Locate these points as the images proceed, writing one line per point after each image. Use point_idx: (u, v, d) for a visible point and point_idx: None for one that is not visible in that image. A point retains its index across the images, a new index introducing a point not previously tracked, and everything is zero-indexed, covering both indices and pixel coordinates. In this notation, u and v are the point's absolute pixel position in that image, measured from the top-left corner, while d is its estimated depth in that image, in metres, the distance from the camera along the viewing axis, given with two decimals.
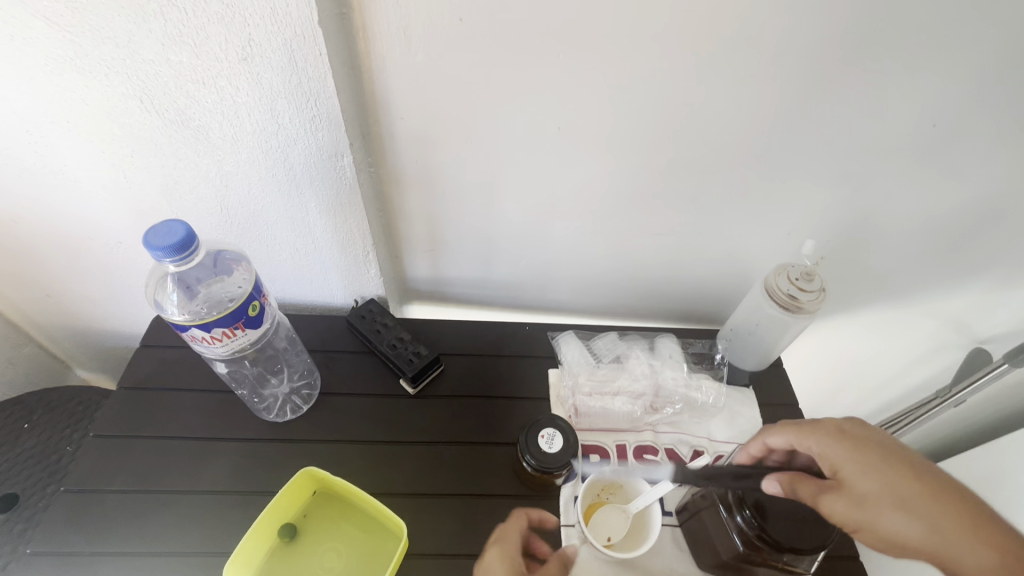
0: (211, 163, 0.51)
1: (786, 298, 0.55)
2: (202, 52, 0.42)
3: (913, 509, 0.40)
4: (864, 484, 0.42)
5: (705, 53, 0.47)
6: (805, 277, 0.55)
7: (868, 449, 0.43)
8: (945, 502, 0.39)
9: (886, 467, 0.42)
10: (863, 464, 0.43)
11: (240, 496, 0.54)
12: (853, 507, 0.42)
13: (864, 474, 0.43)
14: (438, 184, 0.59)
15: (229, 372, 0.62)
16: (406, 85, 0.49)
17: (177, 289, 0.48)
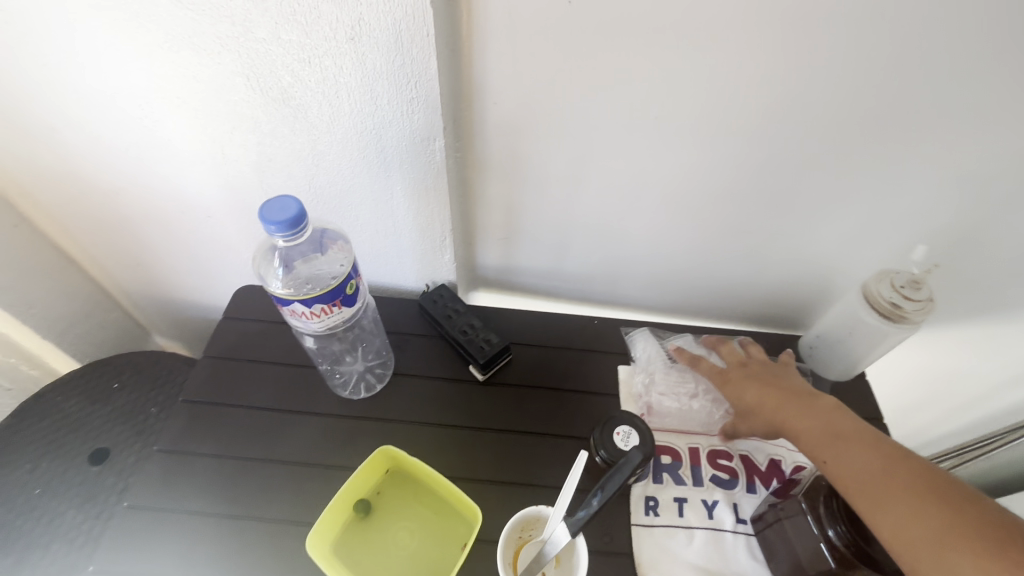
0: (305, 143, 0.52)
1: (888, 306, 0.52)
2: (313, 31, 0.42)
3: (771, 402, 0.55)
4: (744, 398, 0.57)
5: (824, 41, 0.44)
6: (912, 284, 0.51)
7: (730, 378, 0.59)
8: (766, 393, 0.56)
9: (756, 383, 0.57)
10: (742, 385, 0.58)
11: (316, 468, 0.56)
12: (742, 418, 0.57)
13: (744, 390, 0.57)
14: (521, 171, 0.58)
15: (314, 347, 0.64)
16: (504, 69, 0.48)
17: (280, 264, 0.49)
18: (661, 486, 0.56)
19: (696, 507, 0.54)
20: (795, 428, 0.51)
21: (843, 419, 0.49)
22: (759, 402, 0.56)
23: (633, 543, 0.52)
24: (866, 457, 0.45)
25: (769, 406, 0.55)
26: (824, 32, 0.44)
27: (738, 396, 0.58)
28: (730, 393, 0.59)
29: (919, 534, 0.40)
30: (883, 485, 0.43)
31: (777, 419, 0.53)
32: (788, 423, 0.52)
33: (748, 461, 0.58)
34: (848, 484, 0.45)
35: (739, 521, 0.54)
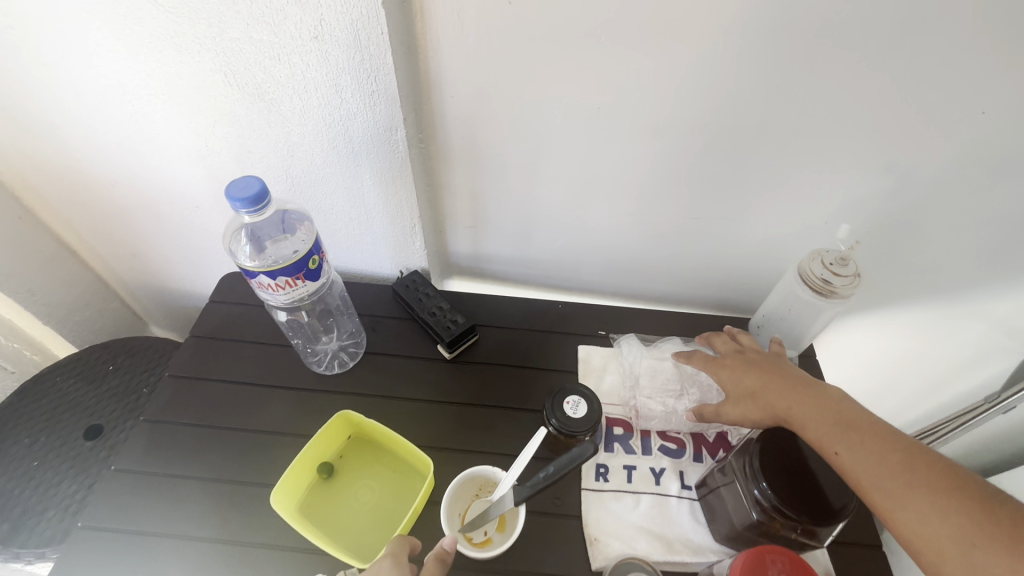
0: (280, 135, 0.57)
1: (820, 282, 0.55)
2: (280, 31, 0.47)
3: (774, 390, 0.54)
4: (743, 384, 0.57)
5: (745, 38, 0.48)
6: (839, 262, 0.55)
7: (731, 365, 0.59)
8: (768, 379, 0.55)
9: (756, 370, 0.57)
10: (741, 371, 0.58)
11: (290, 437, 0.60)
12: (736, 404, 0.56)
13: (742, 376, 0.57)
14: (481, 162, 0.62)
15: (287, 321, 0.69)
16: (457, 65, 0.52)
17: (248, 242, 0.54)
18: (611, 455, 0.59)
19: (643, 474, 0.58)
20: (799, 417, 0.51)
21: (849, 408, 0.49)
22: (761, 390, 0.55)
23: (582, 505, 0.55)
24: (878, 450, 0.45)
25: (772, 394, 0.54)
26: (746, 28, 0.48)
27: (736, 384, 0.57)
28: (726, 380, 0.58)
29: (937, 530, 0.40)
30: (899, 480, 0.43)
31: (778, 406, 0.53)
32: (792, 411, 0.51)
33: (696, 434, 0.61)
34: (860, 477, 0.44)
35: (683, 486, 0.57)
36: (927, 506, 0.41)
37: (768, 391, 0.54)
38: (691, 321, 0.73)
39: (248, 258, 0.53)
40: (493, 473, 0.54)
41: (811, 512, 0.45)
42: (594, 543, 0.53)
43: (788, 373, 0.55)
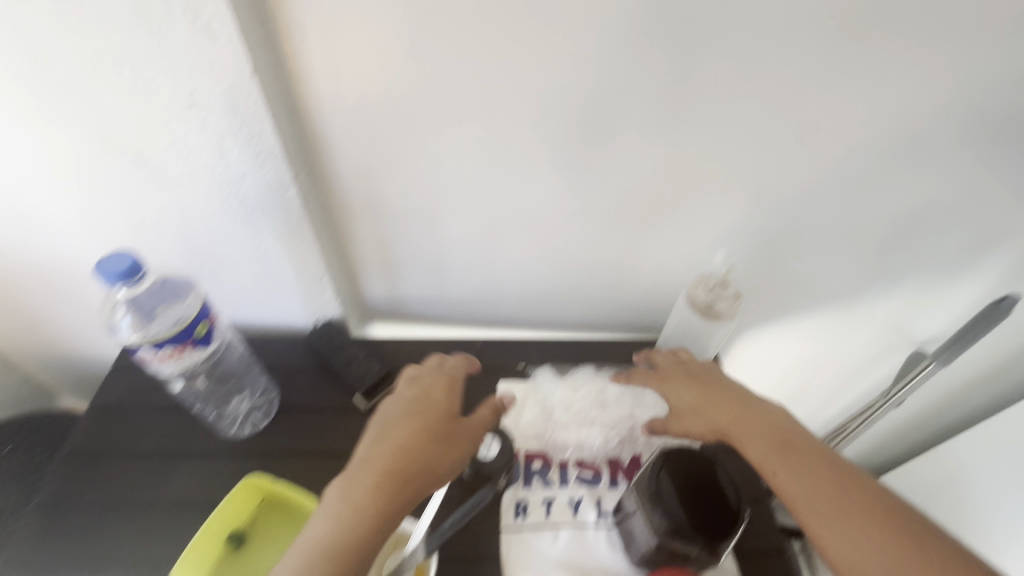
0: (170, 199, 0.56)
1: (705, 306, 0.60)
2: (155, 100, 0.47)
3: (715, 405, 0.55)
4: (685, 399, 0.57)
5: (608, 87, 0.52)
6: (720, 285, 0.59)
7: (673, 379, 0.60)
8: (712, 395, 0.56)
9: (697, 384, 0.58)
10: (683, 385, 0.59)
11: (200, 507, 0.57)
12: (682, 418, 0.57)
13: (684, 391, 0.58)
14: (383, 211, 0.63)
15: (183, 391, 0.65)
16: (342, 122, 0.54)
17: (128, 311, 0.50)
18: (530, 490, 0.60)
19: (562, 506, 0.59)
20: (741, 436, 0.52)
21: (789, 428, 0.51)
22: (702, 405, 0.56)
23: (502, 544, 0.56)
24: (820, 478, 0.46)
25: (714, 410, 0.55)
26: (607, 80, 0.52)
27: (682, 399, 0.58)
28: (673, 394, 0.59)
29: (872, 561, 0.42)
30: (836, 510, 0.44)
31: (721, 423, 0.54)
32: (735, 430, 0.52)
33: (612, 460, 0.63)
34: (801, 504, 0.46)
35: (600, 514, 0.58)
36: (862, 538, 0.43)
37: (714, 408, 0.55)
38: (607, 347, 0.75)
39: (133, 330, 0.49)
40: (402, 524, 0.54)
41: (708, 531, 0.48)
42: None
43: (729, 388, 0.56)
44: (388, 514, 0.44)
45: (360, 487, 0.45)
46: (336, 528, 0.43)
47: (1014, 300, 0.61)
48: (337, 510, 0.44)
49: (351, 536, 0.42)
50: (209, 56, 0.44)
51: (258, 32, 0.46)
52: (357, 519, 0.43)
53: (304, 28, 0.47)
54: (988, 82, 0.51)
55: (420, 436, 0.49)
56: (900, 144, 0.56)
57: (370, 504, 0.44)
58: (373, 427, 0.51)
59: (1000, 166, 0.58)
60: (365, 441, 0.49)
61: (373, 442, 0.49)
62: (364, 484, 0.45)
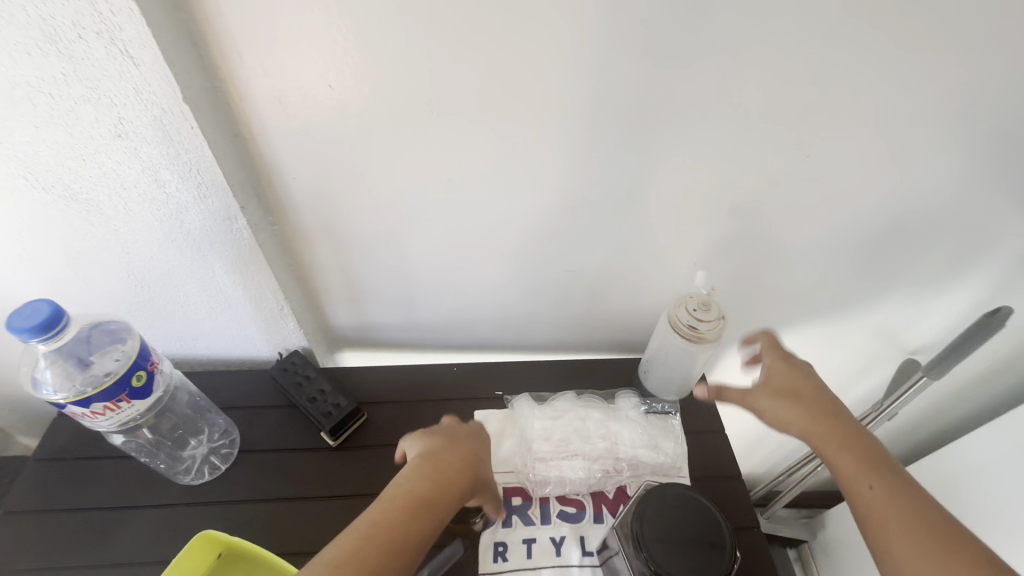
0: (109, 233, 0.52)
1: (688, 330, 0.57)
2: (77, 131, 0.43)
3: (818, 401, 0.52)
4: (787, 382, 0.54)
5: (575, 103, 0.49)
6: (701, 306, 0.58)
7: (786, 360, 0.57)
8: (818, 390, 0.53)
9: (809, 376, 0.55)
10: (792, 371, 0.55)
11: (153, 566, 0.53)
12: (772, 398, 0.54)
13: (790, 376, 0.55)
14: (344, 237, 0.60)
15: (125, 443, 0.61)
16: (292, 147, 0.50)
17: (51, 364, 0.45)
18: (509, 530, 0.56)
19: (544, 547, 0.55)
20: (839, 438, 0.49)
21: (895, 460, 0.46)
22: (807, 393, 0.53)
23: None
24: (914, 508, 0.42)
25: (817, 403, 0.51)
26: (573, 96, 0.48)
27: (779, 380, 0.55)
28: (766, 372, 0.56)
29: None
30: (927, 543, 0.40)
31: (821, 418, 0.50)
32: (833, 431, 0.49)
33: (595, 492, 0.60)
34: (889, 521, 0.42)
35: (584, 553, 0.55)
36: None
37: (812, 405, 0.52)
38: (588, 368, 0.72)
39: (60, 387, 0.44)
40: None
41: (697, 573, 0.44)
42: None
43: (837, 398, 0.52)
44: (444, 516, 0.45)
45: (432, 479, 0.46)
46: (410, 508, 0.44)
47: (1008, 311, 0.57)
48: (410, 490, 0.45)
49: (420, 519, 0.43)
50: (132, 83, 0.40)
51: (188, 54, 0.42)
52: (422, 505, 0.44)
53: (240, 49, 0.43)
54: (975, 90, 0.48)
55: (478, 457, 0.51)
56: (885, 156, 0.54)
57: (437, 497, 0.45)
58: (440, 433, 0.52)
59: (989, 176, 0.55)
60: (436, 441, 0.51)
61: (445, 445, 0.50)
62: (432, 475, 0.47)
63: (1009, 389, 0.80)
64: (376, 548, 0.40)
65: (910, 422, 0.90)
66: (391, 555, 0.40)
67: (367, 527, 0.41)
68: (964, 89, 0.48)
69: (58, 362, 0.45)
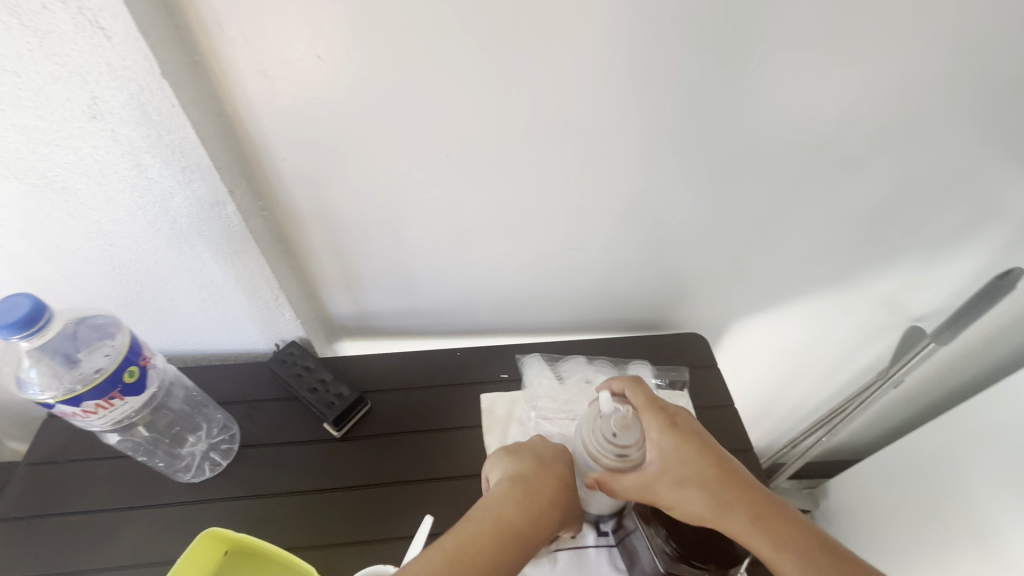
0: (90, 225, 0.49)
1: (620, 459, 0.46)
2: (48, 114, 0.40)
3: (674, 477, 0.45)
4: (660, 464, 0.46)
5: (577, 72, 0.47)
6: (621, 429, 0.46)
7: (667, 425, 0.47)
8: (695, 456, 0.46)
9: (690, 447, 0.46)
10: (674, 447, 0.46)
11: (158, 566, 0.52)
12: (674, 487, 0.45)
13: (663, 449, 0.46)
14: (339, 221, 0.57)
15: (122, 441, 0.59)
16: (280, 125, 0.48)
17: (37, 364, 0.42)
18: None
19: None
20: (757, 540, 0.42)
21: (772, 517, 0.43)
22: (674, 472, 0.45)
23: None
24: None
25: (687, 486, 0.45)
26: (576, 63, 0.46)
27: (667, 461, 0.46)
28: (657, 455, 0.46)
29: None
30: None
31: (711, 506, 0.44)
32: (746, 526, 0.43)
33: None
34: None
35: (599, 533, 0.54)
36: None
37: (704, 492, 0.44)
38: (594, 348, 0.70)
39: (47, 386, 0.42)
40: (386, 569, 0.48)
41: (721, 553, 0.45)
42: None
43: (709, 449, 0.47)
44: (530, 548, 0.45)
45: (521, 509, 0.46)
46: (499, 539, 0.44)
47: (1019, 273, 0.57)
48: (499, 517, 0.45)
49: (508, 551, 0.43)
50: (104, 58, 0.37)
51: (164, 26, 0.39)
52: (514, 538, 0.44)
53: (220, 19, 0.40)
54: (999, 45, 0.46)
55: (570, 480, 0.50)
56: (899, 118, 0.52)
57: (528, 528, 0.45)
58: (527, 456, 0.51)
59: (1002, 138, 0.54)
60: (527, 465, 0.50)
61: (535, 470, 0.49)
62: (529, 508, 0.46)
63: (1007, 352, 0.81)
64: None
65: (911, 391, 0.91)
66: None
67: (457, 556, 0.41)
68: (985, 46, 0.46)
69: (45, 362, 0.42)
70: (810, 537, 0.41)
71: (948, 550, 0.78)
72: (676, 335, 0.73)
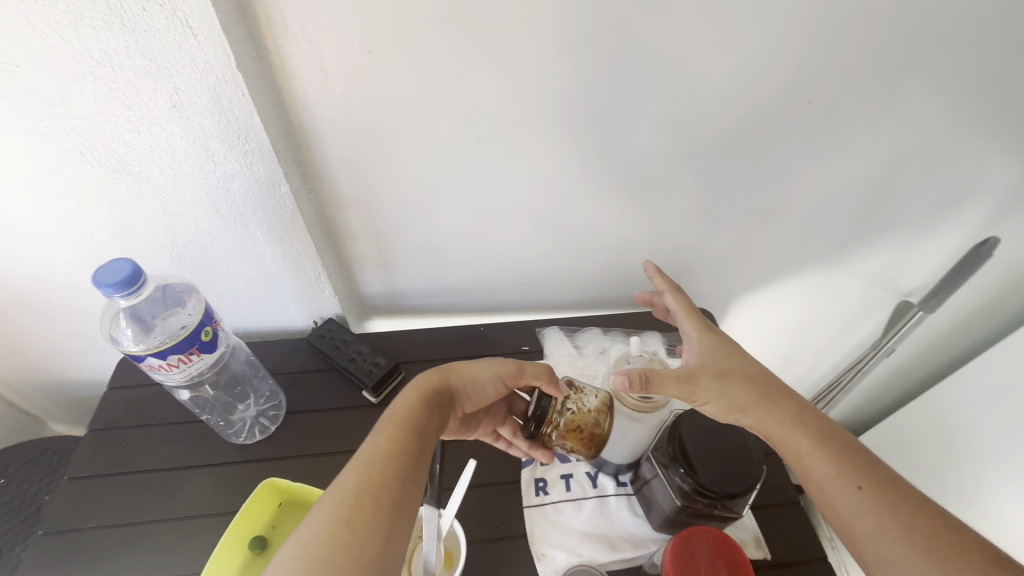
0: (157, 206, 0.54)
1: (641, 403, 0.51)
2: (134, 103, 0.45)
3: (715, 370, 0.50)
4: (704, 359, 0.51)
5: (596, 63, 0.52)
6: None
7: (713, 332, 0.53)
8: (737, 355, 0.51)
9: (734, 350, 0.52)
10: (719, 349, 0.52)
11: (219, 516, 0.57)
12: (715, 379, 0.50)
13: (708, 348, 0.52)
14: (376, 203, 0.63)
15: (191, 398, 0.65)
16: (330, 114, 0.53)
17: (131, 323, 0.50)
18: (548, 467, 0.61)
19: (581, 480, 0.60)
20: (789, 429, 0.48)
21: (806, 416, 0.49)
22: (717, 366, 0.51)
23: (525, 522, 0.57)
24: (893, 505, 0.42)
25: (728, 380, 0.50)
26: (595, 56, 0.51)
27: (709, 358, 0.51)
28: (700, 354, 0.52)
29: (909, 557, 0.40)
30: (892, 520, 0.42)
31: (749, 398, 0.49)
32: (779, 418, 0.48)
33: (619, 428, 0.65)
34: (850, 511, 0.43)
35: (618, 484, 0.60)
36: (910, 552, 0.40)
37: (744, 386, 0.50)
38: (608, 322, 0.76)
39: (135, 343, 0.49)
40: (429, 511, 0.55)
41: (730, 485, 0.49)
42: (542, 558, 0.54)
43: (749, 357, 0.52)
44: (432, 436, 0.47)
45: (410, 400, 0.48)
46: (399, 429, 0.45)
47: (995, 241, 0.64)
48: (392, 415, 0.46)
49: (409, 435, 0.45)
50: (190, 53, 0.42)
51: (239, 26, 0.44)
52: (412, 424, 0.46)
53: (286, 18, 0.46)
54: (969, 31, 0.52)
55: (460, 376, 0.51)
56: (884, 101, 0.57)
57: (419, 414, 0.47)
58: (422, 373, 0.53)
59: (977, 119, 0.60)
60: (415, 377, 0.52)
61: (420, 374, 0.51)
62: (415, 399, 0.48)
63: (991, 324, 0.87)
64: (377, 469, 0.42)
65: (903, 364, 0.96)
66: (388, 473, 0.41)
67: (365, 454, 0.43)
68: (957, 35, 0.52)
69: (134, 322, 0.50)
70: (834, 431, 0.48)
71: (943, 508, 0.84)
72: None
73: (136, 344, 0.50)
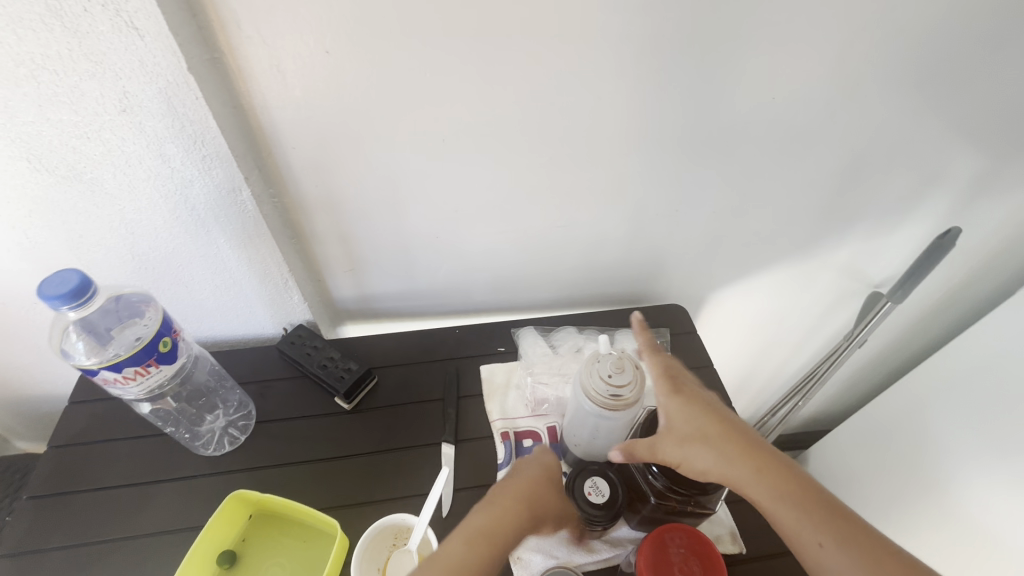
0: (113, 214, 0.52)
1: (609, 399, 0.50)
2: (81, 108, 0.43)
3: (679, 436, 0.49)
4: (669, 425, 0.49)
5: (559, 61, 0.52)
6: (616, 370, 0.50)
7: (679, 390, 0.51)
8: (701, 414, 0.49)
9: (701, 409, 0.49)
10: (685, 408, 0.49)
11: (186, 531, 0.55)
12: (679, 446, 0.48)
13: (673, 411, 0.50)
14: (343, 206, 0.62)
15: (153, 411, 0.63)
16: (291, 117, 0.52)
17: (83, 336, 0.49)
18: None
19: None
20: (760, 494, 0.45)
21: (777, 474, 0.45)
22: (681, 431, 0.49)
23: None
24: None
25: (692, 445, 0.48)
26: (557, 54, 0.51)
27: (674, 423, 0.49)
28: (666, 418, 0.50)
29: None
30: None
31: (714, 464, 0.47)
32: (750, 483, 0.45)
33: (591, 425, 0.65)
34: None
35: None
36: None
37: (709, 448, 0.47)
38: (583, 320, 0.76)
39: (87, 355, 0.48)
40: (403, 518, 0.54)
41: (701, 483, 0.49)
42: (517, 561, 0.54)
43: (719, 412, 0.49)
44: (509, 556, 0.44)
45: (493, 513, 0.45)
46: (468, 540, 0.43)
47: (958, 232, 0.63)
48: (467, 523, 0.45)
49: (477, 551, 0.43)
50: (137, 56, 0.41)
51: (189, 26, 0.43)
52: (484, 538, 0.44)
53: (239, 19, 0.44)
54: (925, 24, 0.52)
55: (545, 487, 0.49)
56: (845, 94, 0.58)
57: (497, 528, 0.44)
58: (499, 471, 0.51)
59: (936, 111, 0.61)
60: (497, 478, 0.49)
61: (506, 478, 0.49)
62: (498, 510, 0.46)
63: (956, 312, 0.89)
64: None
65: (875, 354, 0.98)
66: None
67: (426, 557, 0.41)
68: (913, 29, 0.52)
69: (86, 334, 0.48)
70: (808, 489, 0.44)
71: (918, 495, 0.85)
72: (658, 307, 0.79)
73: (88, 358, 0.48)
